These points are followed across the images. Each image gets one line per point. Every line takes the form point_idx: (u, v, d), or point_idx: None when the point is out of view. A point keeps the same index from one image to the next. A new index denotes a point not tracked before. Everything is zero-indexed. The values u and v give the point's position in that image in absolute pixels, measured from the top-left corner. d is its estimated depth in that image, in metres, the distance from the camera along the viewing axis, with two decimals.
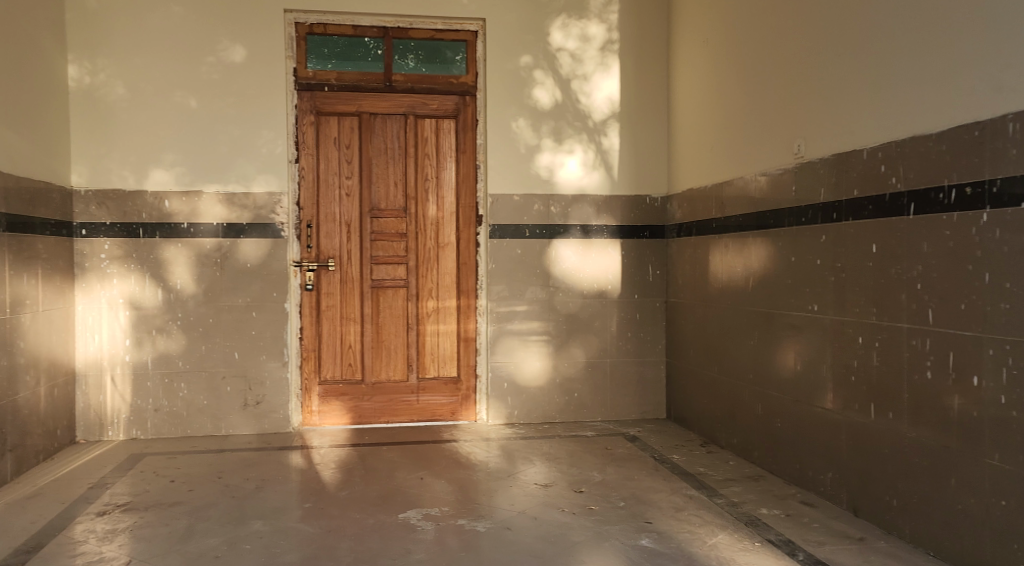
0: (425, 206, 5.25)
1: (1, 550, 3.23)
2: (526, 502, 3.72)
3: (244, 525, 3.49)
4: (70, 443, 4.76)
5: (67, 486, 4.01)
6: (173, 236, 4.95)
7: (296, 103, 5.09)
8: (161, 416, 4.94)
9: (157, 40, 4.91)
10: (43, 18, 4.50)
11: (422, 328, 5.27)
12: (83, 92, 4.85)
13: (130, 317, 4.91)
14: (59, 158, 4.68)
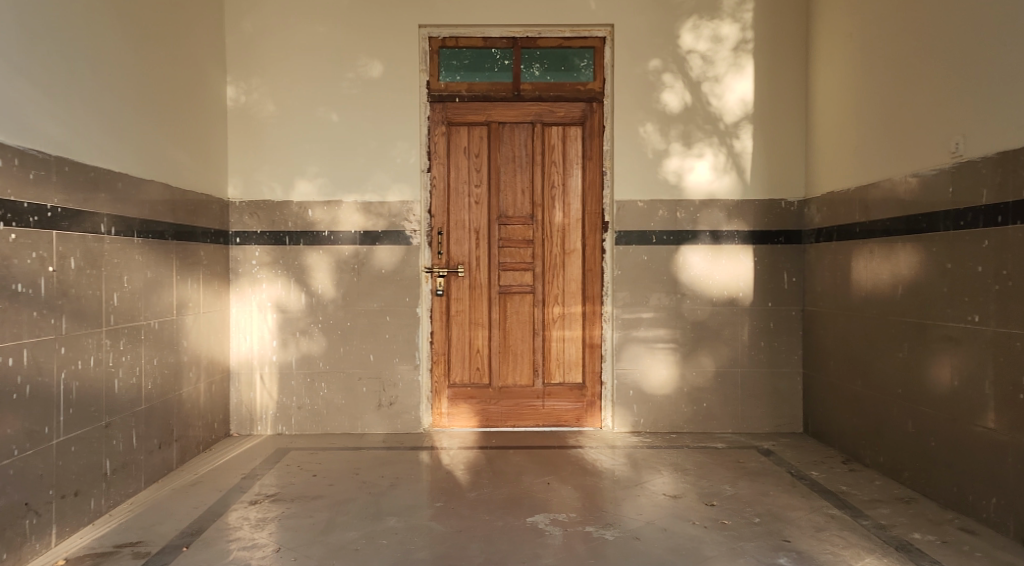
0: (552, 212, 5.32)
1: (170, 530, 3.50)
2: (654, 512, 3.71)
3: (381, 520, 3.65)
4: (225, 436, 5.12)
5: (223, 476, 4.31)
6: (315, 243, 5.23)
7: (429, 114, 5.29)
8: (303, 413, 5.23)
9: (303, 59, 5.22)
10: (206, 42, 4.87)
11: (547, 333, 5.34)
12: (239, 110, 5.21)
13: (277, 319, 5.22)
14: (217, 170, 5.02)
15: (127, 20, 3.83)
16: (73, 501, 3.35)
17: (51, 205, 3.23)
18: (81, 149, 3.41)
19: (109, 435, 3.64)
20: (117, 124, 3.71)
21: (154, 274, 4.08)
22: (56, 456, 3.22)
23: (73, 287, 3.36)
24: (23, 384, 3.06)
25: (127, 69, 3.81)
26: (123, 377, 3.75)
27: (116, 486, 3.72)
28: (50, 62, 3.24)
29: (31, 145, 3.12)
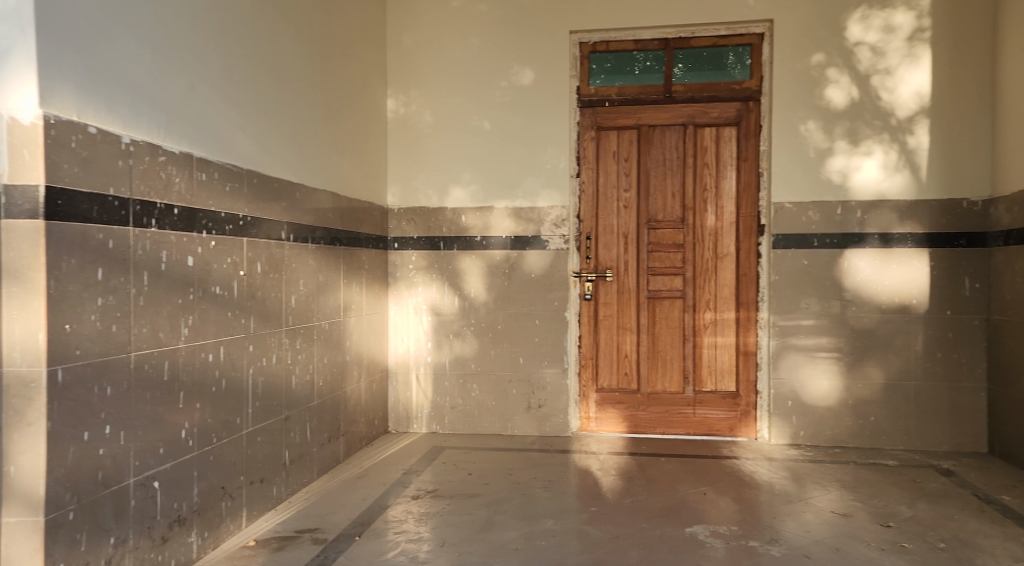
0: (704, 216, 5.23)
1: (342, 519, 3.69)
2: (822, 531, 3.57)
3: (538, 522, 3.69)
4: (384, 433, 5.35)
5: (385, 471, 4.52)
6: (468, 248, 5.37)
7: (579, 119, 5.33)
8: (456, 413, 5.39)
9: (458, 70, 5.39)
10: (370, 56, 5.13)
11: (698, 340, 5.24)
12: (398, 121, 5.45)
13: (432, 322, 5.41)
14: (376, 177, 5.21)
15: (302, 36, 4.01)
16: (259, 487, 3.59)
17: (242, 214, 3.37)
18: (264, 161, 3.58)
19: (288, 428, 3.88)
20: (292, 136, 3.89)
21: (325, 278, 4.32)
22: (246, 445, 3.44)
23: (259, 290, 3.54)
24: (220, 377, 3.23)
25: (299, 82, 3.98)
26: (299, 374, 3.99)
27: (293, 476, 3.97)
28: (242, 78, 3.38)
29: (228, 158, 3.26)
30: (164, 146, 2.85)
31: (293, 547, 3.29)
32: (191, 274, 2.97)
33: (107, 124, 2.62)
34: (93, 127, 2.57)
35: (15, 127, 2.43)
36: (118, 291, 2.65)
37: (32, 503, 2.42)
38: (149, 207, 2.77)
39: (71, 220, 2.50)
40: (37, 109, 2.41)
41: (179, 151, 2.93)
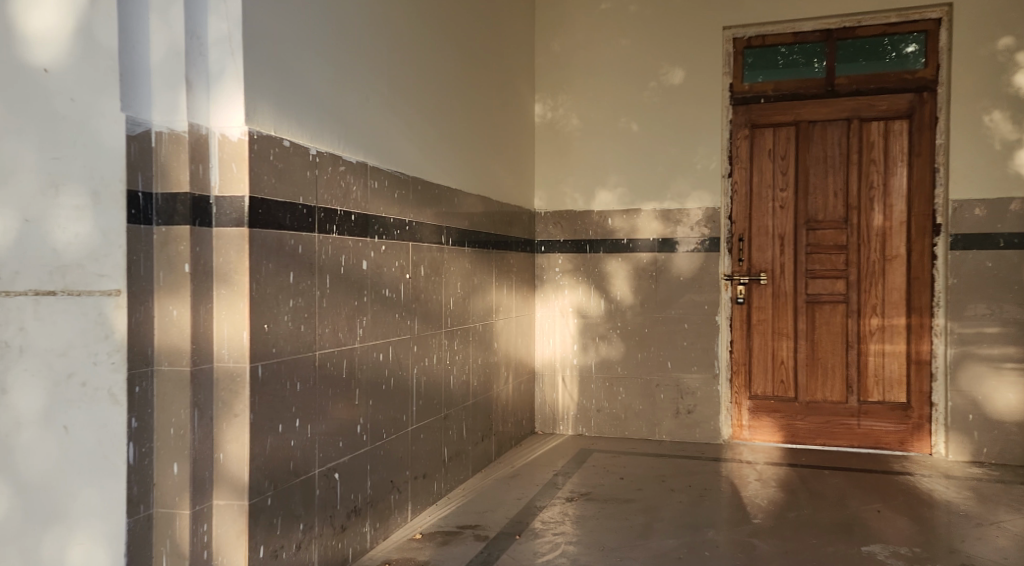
0: (870, 215, 4.96)
1: (500, 517, 3.76)
2: (1021, 558, 3.31)
3: (699, 532, 3.61)
4: (531, 433, 5.42)
5: (536, 472, 4.57)
6: (615, 251, 5.34)
7: (732, 118, 5.19)
8: (603, 416, 5.38)
9: (607, 72, 5.37)
10: (521, 63, 5.20)
11: (863, 346, 4.99)
12: (546, 126, 5.50)
13: (578, 324, 5.42)
14: (523, 183, 5.26)
15: (458, 51, 4.11)
16: (421, 483, 3.72)
17: (408, 219, 3.49)
18: (424, 168, 3.68)
19: (446, 425, 4.00)
20: (448, 149, 3.99)
21: (479, 280, 4.43)
22: (411, 441, 3.58)
23: (422, 293, 3.66)
24: (389, 377, 3.35)
25: (455, 91, 4.08)
26: (456, 374, 4.11)
27: (451, 472, 4.09)
28: (406, 89, 3.48)
29: (395, 167, 3.36)
30: (344, 157, 2.87)
31: (457, 542, 3.38)
32: (366, 277, 3.06)
33: (298, 138, 2.57)
34: (287, 141, 2.51)
35: (225, 142, 2.35)
36: (306, 293, 2.61)
37: (238, 487, 2.36)
38: (330, 214, 2.76)
39: (269, 227, 2.42)
40: (243, 124, 2.32)
41: (356, 161, 2.98)
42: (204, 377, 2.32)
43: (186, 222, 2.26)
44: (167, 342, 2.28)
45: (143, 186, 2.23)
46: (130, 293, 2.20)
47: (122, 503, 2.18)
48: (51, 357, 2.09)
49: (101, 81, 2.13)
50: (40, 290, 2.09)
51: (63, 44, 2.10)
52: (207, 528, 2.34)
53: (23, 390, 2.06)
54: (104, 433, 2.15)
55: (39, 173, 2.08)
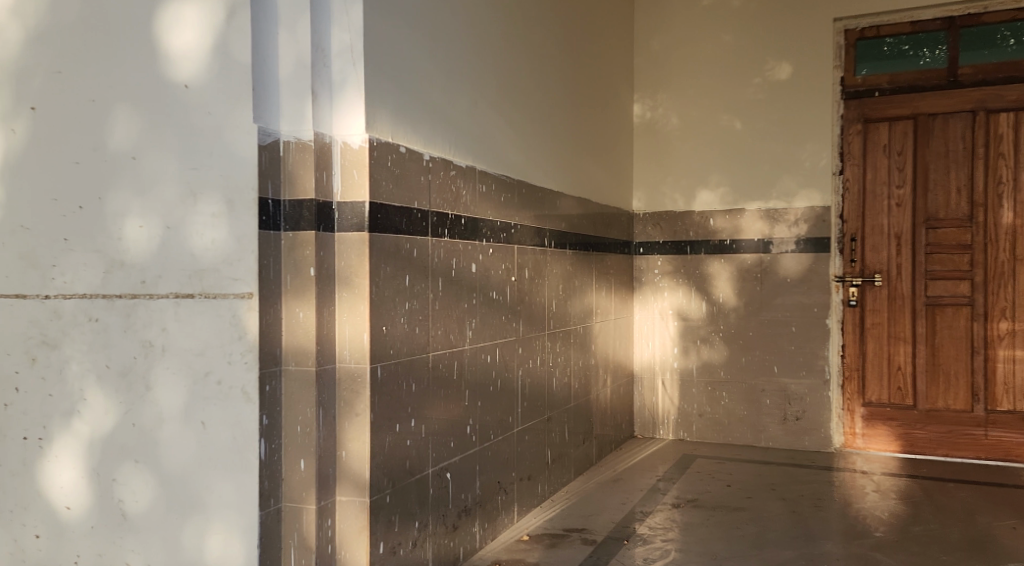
0: (998, 213, 4.70)
1: (605, 521, 3.74)
2: None
3: (815, 543, 3.50)
4: (631, 438, 5.36)
5: (639, 477, 4.51)
6: (717, 252, 5.23)
7: (843, 113, 5.01)
8: (705, 421, 5.27)
9: (710, 70, 5.27)
10: (620, 62, 5.16)
11: (990, 352, 4.72)
12: (645, 126, 5.43)
13: (678, 327, 5.32)
14: (622, 185, 5.23)
15: (559, 54, 4.11)
16: (526, 484, 3.74)
17: (514, 223, 3.51)
18: (527, 171, 3.70)
19: (549, 428, 4.01)
20: (549, 152, 3.99)
21: (579, 282, 4.41)
22: (516, 443, 3.60)
23: (526, 295, 3.68)
24: (496, 378, 3.38)
25: (557, 94, 4.09)
26: (558, 376, 4.11)
27: (555, 475, 4.10)
28: (511, 92, 3.51)
29: (501, 171, 3.39)
30: (454, 162, 2.91)
31: (565, 545, 3.38)
32: (475, 281, 3.10)
33: (413, 145, 2.63)
34: (403, 147, 2.56)
35: (347, 150, 2.40)
36: (420, 296, 2.66)
37: (360, 484, 2.41)
38: (443, 218, 2.81)
39: (387, 231, 2.47)
40: (364, 132, 2.37)
41: (465, 165, 3.02)
42: (327, 377, 2.38)
43: (311, 228, 2.32)
44: (294, 342, 2.34)
45: (273, 193, 2.29)
46: (261, 296, 2.26)
47: (254, 497, 2.25)
48: (190, 356, 2.26)
49: (233, 93, 2.24)
50: (181, 292, 2.27)
51: (200, 60, 2.26)
52: (331, 523, 2.39)
53: (168, 385, 2.27)
54: (237, 430, 2.24)
55: (182, 183, 2.26)
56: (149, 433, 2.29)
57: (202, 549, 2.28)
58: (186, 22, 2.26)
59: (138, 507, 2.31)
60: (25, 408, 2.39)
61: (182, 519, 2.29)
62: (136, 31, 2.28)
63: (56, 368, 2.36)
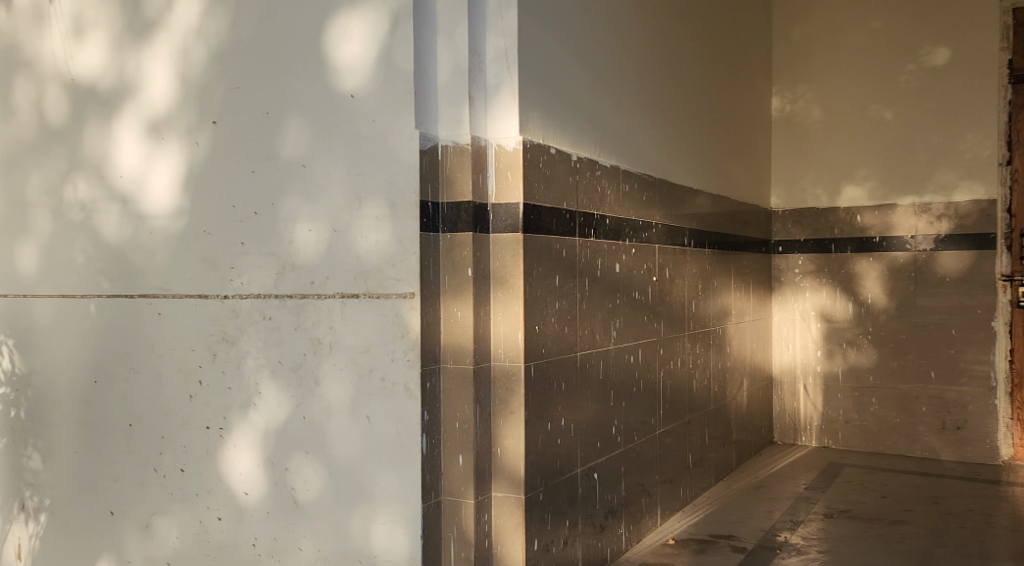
0: None
1: (752, 529, 3.64)
2: None
3: (991, 561, 3.27)
4: (770, 444, 5.18)
5: (783, 485, 4.36)
6: (866, 250, 4.97)
7: (1012, 98, 4.63)
8: (852, 428, 5.03)
9: (858, 57, 5.01)
10: (759, 53, 4.98)
11: None
12: (785, 119, 5.20)
13: (821, 329, 5.09)
14: (763, 182, 5.07)
15: (701, 49, 4.03)
16: (669, 488, 3.69)
17: (655, 222, 3.46)
18: (669, 170, 3.64)
19: (690, 431, 3.94)
20: (691, 151, 3.92)
21: (718, 282, 4.30)
22: (659, 445, 3.56)
23: (667, 296, 3.64)
24: (639, 379, 3.35)
25: (698, 90, 4.01)
26: (698, 378, 4.03)
27: (696, 480, 4.03)
28: (654, 91, 3.46)
29: (644, 170, 3.35)
30: (600, 161, 2.91)
31: (713, 551, 3.32)
32: (619, 281, 3.09)
33: (562, 146, 2.65)
34: (553, 148, 2.59)
35: (501, 152, 2.44)
36: (568, 296, 2.67)
37: (515, 481, 2.44)
38: (589, 218, 2.82)
39: (538, 232, 2.50)
40: (518, 134, 2.40)
41: (609, 165, 3.01)
42: (483, 375, 2.43)
43: (469, 229, 2.38)
44: (452, 341, 2.40)
45: (432, 196, 2.37)
46: (423, 296, 2.34)
47: (417, 489, 2.32)
48: (355, 353, 2.39)
49: (397, 100, 2.33)
50: (348, 292, 2.40)
51: (366, 70, 2.37)
52: (488, 518, 2.44)
53: (335, 380, 2.42)
54: (401, 425, 2.33)
55: (348, 188, 2.39)
56: (318, 425, 2.44)
57: (369, 537, 2.38)
58: (352, 34, 2.39)
59: (309, 494, 2.46)
60: (207, 399, 2.63)
61: (350, 508, 2.40)
62: (307, 48, 2.45)
63: (234, 362, 2.58)
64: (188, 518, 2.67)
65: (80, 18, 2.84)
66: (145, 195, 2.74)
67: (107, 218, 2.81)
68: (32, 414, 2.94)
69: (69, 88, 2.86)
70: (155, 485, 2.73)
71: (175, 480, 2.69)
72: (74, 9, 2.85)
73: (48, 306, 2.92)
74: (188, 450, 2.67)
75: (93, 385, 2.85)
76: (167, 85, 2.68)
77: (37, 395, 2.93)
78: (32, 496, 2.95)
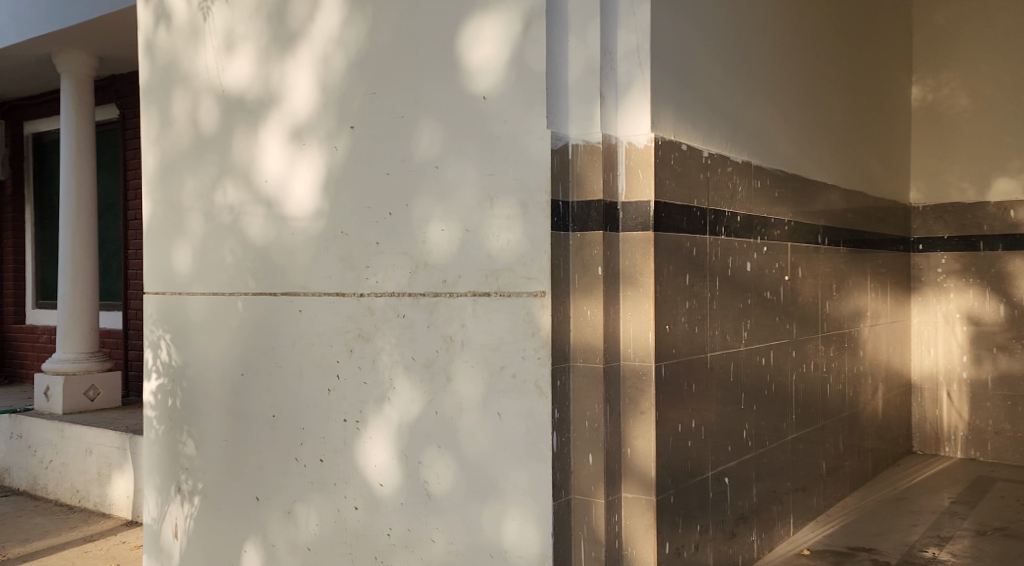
0: None
1: (894, 543, 3.46)
2: None
3: None
4: (910, 454, 4.91)
5: (926, 497, 4.12)
6: (1020, 248, 4.62)
7: None
8: (1003, 440, 4.71)
9: (1011, 41, 4.68)
10: (898, 40, 4.71)
11: None
12: (926, 109, 4.90)
13: (968, 332, 4.78)
14: (902, 176, 4.80)
15: (837, 39, 3.86)
16: (802, 496, 3.56)
17: (787, 219, 3.34)
18: (802, 164, 3.50)
19: (824, 438, 3.78)
20: (826, 145, 3.77)
21: (853, 281, 4.12)
22: (791, 451, 3.43)
23: (800, 295, 3.51)
24: (770, 382, 3.23)
25: (834, 80, 3.84)
26: (832, 382, 3.87)
27: (830, 488, 3.87)
28: (788, 83, 3.33)
29: (777, 165, 3.24)
30: (730, 157, 2.84)
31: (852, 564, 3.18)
32: (750, 280, 3.00)
33: (694, 141, 2.61)
34: (685, 145, 2.54)
35: (631, 150, 2.42)
36: (698, 295, 2.62)
37: (646, 482, 2.40)
38: (719, 216, 2.75)
39: (669, 230, 2.46)
40: (649, 131, 2.38)
41: (740, 161, 2.92)
42: (613, 374, 2.41)
43: (599, 227, 2.36)
44: (582, 340, 2.39)
45: (563, 195, 2.37)
46: (553, 295, 2.36)
47: (549, 487, 2.33)
48: (486, 350, 2.44)
49: (529, 100, 2.35)
50: (479, 291, 2.46)
51: (498, 72, 2.41)
52: (618, 519, 2.41)
53: (467, 377, 2.48)
54: (532, 421, 2.35)
55: (480, 189, 2.44)
56: (450, 420, 2.50)
57: (500, 532, 2.41)
58: (485, 37, 2.43)
59: (440, 488, 2.52)
60: (344, 394, 2.75)
61: (481, 502, 2.44)
62: (442, 53, 2.51)
63: (369, 358, 2.69)
64: (326, 506, 2.79)
65: (231, 34, 3.03)
66: (287, 198, 2.88)
67: (252, 220, 2.98)
68: (186, 403, 3.19)
69: (221, 100, 3.06)
70: (296, 474, 2.87)
71: (315, 470, 2.82)
72: (226, 25, 3.04)
73: (201, 303, 3.16)
74: (326, 441, 2.79)
75: (239, 377, 3.03)
76: (308, 92, 2.82)
77: (191, 385, 3.18)
78: (187, 480, 3.18)
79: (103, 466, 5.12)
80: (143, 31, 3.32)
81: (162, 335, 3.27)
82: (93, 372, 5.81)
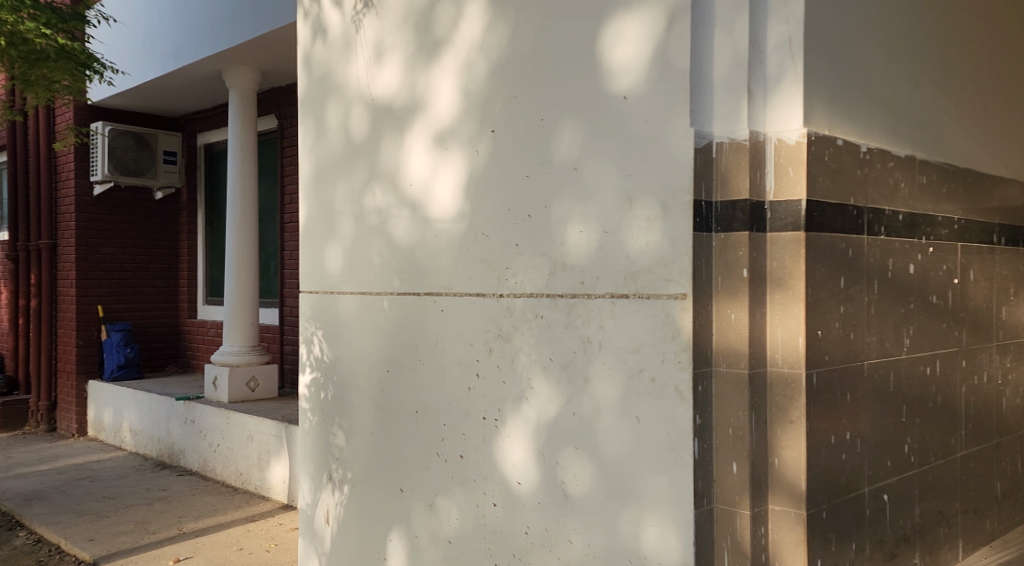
0: None
1: None
2: None
3: None
4: None
5: None
6: None
7: None
8: None
9: None
10: None
11: None
12: None
13: None
14: None
15: (1017, 22, 3.55)
16: (973, 518, 3.29)
17: (956, 217, 3.10)
18: (975, 159, 3.24)
19: (999, 456, 3.49)
20: (1004, 137, 3.47)
21: None
22: (961, 469, 3.18)
23: (971, 300, 3.24)
24: (937, 393, 3.01)
25: (1013, 66, 3.52)
26: (1009, 396, 3.56)
27: (1006, 511, 3.55)
28: (961, 71, 3.09)
29: (947, 159, 3.01)
30: (892, 151, 2.66)
31: None
32: (914, 283, 2.80)
33: (851, 136, 2.44)
34: (840, 140, 2.39)
35: (781, 147, 2.29)
36: (855, 299, 2.46)
37: (796, 494, 2.27)
38: (879, 214, 2.59)
39: (822, 230, 2.31)
40: (802, 125, 2.24)
41: (904, 155, 2.74)
42: (759, 382, 2.30)
43: (745, 228, 2.27)
44: (725, 344, 2.31)
45: (706, 195, 2.31)
46: (695, 297, 2.30)
47: (690, 495, 2.27)
48: (624, 353, 2.41)
49: (671, 99, 2.31)
50: (618, 293, 2.43)
51: (639, 71, 2.37)
52: (766, 532, 2.31)
53: (605, 379, 2.45)
54: (672, 426, 2.31)
55: (620, 189, 2.41)
56: (589, 422, 2.49)
57: (640, 538, 2.37)
58: (627, 36, 2.39)
59: (579, 489, 2.51)
60: (484, 392, 2.78)
61: (620, 506, 2.41)
62: (583, 54, 2.50)
63: (508, 358, 2.71)
64: (466, 501, 2.84)
65: (380, 44, 3.13)
66: (431, 201, 2.96)
67: (398, 222, 3.08)
68: (337, 396, 3.33)
69: (370, 108, 3.18)
70: (438, 469, 2.94)
71: (456, 465, 2.88)
72: (376, 36, 3.15)
73: (351, 302, 3.29)
74: (466, 437, 2.84)
75: (385, 373, 3.14)
76: (451, 98, 2.87)
77: (341, 380, 3.32)
78: (337, 469, 3.32)
79: (263, 453, 5.44)
80: (302, 45, 3.50)
81: (316, 331, 3.44)
82: (254, 364, 6.20)
